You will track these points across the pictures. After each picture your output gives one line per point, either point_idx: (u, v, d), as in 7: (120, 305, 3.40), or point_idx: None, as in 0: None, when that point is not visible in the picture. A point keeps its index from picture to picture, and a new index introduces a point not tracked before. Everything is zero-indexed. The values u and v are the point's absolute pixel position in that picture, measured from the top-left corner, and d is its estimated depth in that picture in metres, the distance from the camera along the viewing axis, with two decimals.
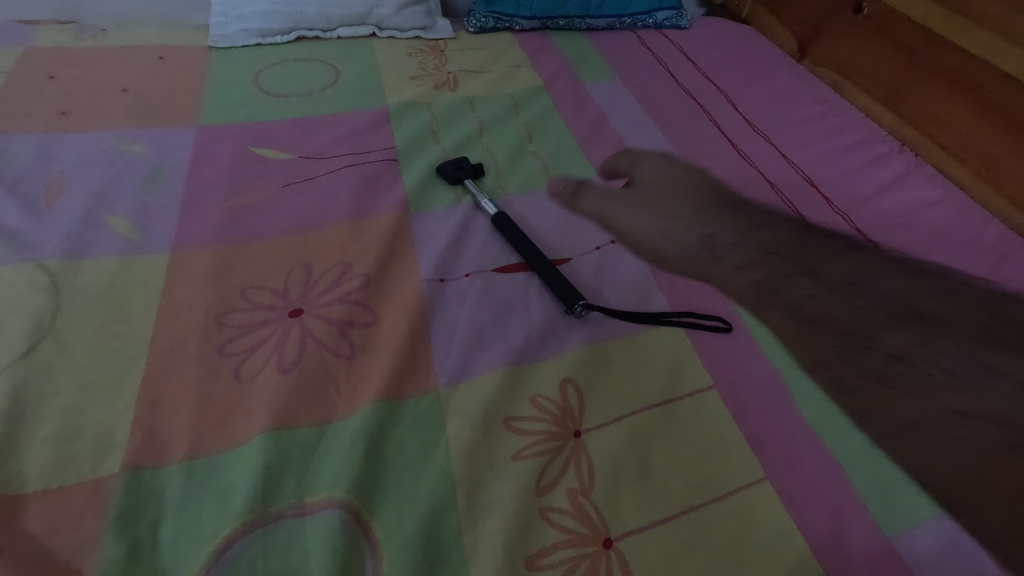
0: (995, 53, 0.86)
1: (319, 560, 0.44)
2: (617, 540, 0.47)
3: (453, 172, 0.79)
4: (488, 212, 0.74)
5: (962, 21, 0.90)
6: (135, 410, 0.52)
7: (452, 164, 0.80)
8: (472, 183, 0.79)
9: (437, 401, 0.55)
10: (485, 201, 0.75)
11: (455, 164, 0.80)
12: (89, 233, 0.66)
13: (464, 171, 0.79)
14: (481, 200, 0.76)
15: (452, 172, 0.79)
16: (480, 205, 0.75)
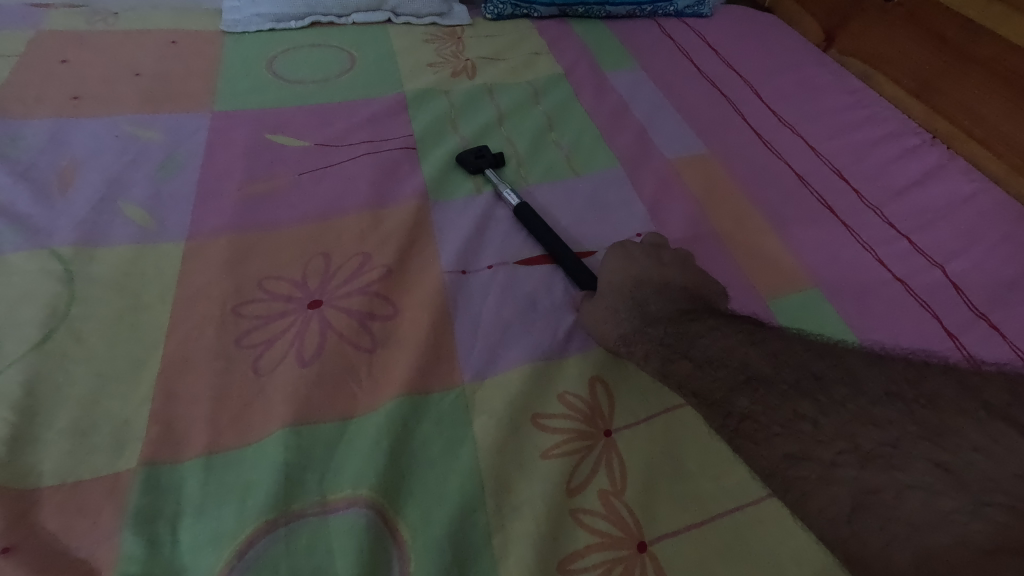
0: None
1: (344, 561, 0.42)
2: (651, 543, 0.45)
3: (474, 161, 0.76)
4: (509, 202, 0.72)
5: (1000, 8, 0.87)
6: (152, 402, 0.50)
7: (474, 151, 0.77)
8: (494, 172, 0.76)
9: (462, 397, 0.53)
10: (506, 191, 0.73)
11: (476, 151, 0.77)
12: (103, 221, 0.65)
13: (485, 159, 0.77)
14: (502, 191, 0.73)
15: (473, 159, 0.77)
16: (501, 195, 0.73)
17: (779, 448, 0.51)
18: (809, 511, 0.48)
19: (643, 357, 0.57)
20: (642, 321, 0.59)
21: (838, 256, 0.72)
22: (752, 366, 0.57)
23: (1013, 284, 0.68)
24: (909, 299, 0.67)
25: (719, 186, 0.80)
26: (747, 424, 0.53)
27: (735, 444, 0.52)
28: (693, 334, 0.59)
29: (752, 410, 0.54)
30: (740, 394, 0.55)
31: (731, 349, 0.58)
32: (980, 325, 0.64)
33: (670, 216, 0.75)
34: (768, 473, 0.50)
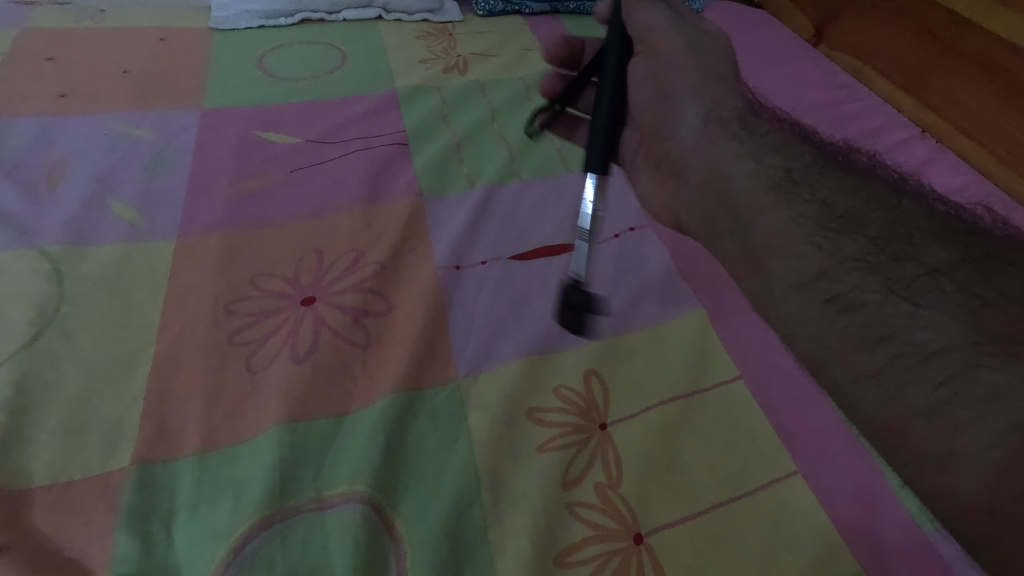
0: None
1: (341, 557, 0.42)
2: (647, 535, 0.46)
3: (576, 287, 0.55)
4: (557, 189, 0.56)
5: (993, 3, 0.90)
6: (144, 401, 0.50)
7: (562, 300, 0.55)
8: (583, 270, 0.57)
9: (457, 392, 0.53)
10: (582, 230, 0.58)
11: (575, 297, 0.54)
12: (93, 218, 0.64)
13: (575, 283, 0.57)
14: (583, 232, 0.57)
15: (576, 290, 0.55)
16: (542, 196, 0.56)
17: (974, 324, 0.39)
18: (975, 413, 0.36)
19: (755, 166, 0.52)
20: (802, 174, 0.51)
21: None
22: (973, 244, 0.44)
23: None
24: None
25: None
26: (928, 290, 0.41)
27: (890, 305, 0.41)
28: (883, 202, 0.48)
29: (951, 277, 0.42)
30: (934, 254, 0.44)
31: (946, 228, 0.46)
32: None
33: None
34: (921, 350, 0.39)
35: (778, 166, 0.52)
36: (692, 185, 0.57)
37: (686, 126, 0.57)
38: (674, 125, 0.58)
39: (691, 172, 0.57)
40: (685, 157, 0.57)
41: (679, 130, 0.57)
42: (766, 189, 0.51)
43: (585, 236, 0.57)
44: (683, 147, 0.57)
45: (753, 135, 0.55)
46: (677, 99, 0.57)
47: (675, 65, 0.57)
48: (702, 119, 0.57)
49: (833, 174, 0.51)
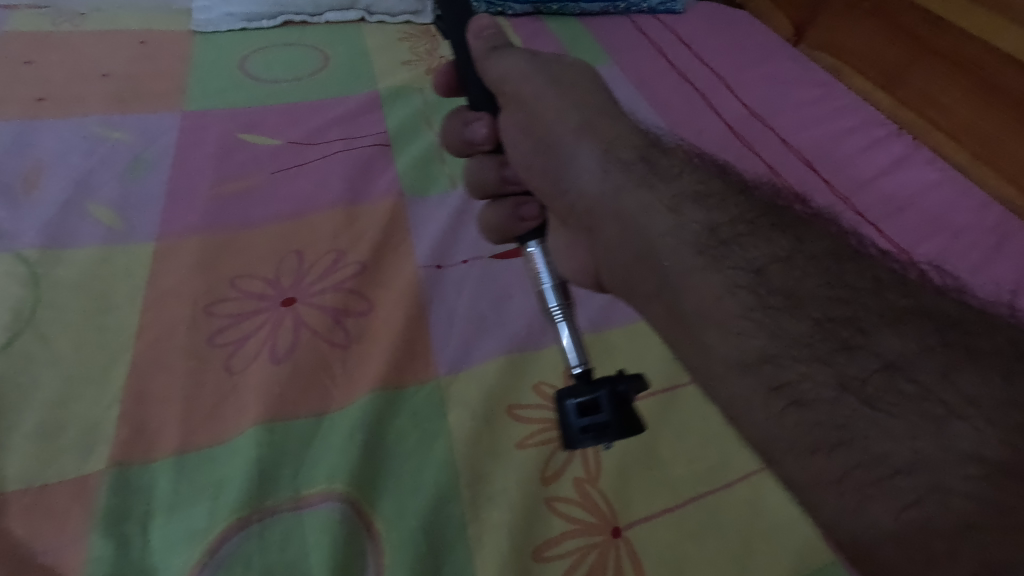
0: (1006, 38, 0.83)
1: (318, 556, 0.42)
2: (626, 528, 0.46)
3: (584, 388, 0.38)
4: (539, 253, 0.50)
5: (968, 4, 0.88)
6: (121, 403, 0.49)
7: (568, 418, 0.38)
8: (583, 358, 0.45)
9: (437, 390, 0.53)
10: (553, 311, 0.47)
11: (588, 415, 0.37)
12: (70, 223, 0.64)
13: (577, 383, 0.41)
14: (553, 313, 0.46)
15: (586, 395, 0.38)
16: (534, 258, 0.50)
17: (938, 432, 0.33)
18: (947, 547, 0.30)
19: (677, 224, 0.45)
20: (731, 234, 0.44)
21: None
22: (930, 319, 0.39)
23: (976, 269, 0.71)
24: None
25: None
26: (884, 387, 0.35)
27: (842, 403, 0.35)
28: (825, 267, 0.42)
29: (903, 368, 0.36)
30: (886, 339, 0.37)
31: (899, 299, 0.40)
32: None
33: None
34: (884, 462, 0.33)
35: (704, 224, 0.45)
36: (613, 242, 0.49)
37: (594, 176, 0.49)
38: (575, 176, 0.50)
39: (605, 226, 0.49)
40: (593, 209, 0.49)
41: (585, 181, 0.50)
42: (694, 255, 0.44)
43: (558, 314, 0.46)
44: (591, 198, 0.50)
45: (663, 179, 0.48)
46: (562, 145, 0.51)
47: (548, 112, 0.51)
48: (612, 167, 0.49)
49: (768, 233, 0.44)
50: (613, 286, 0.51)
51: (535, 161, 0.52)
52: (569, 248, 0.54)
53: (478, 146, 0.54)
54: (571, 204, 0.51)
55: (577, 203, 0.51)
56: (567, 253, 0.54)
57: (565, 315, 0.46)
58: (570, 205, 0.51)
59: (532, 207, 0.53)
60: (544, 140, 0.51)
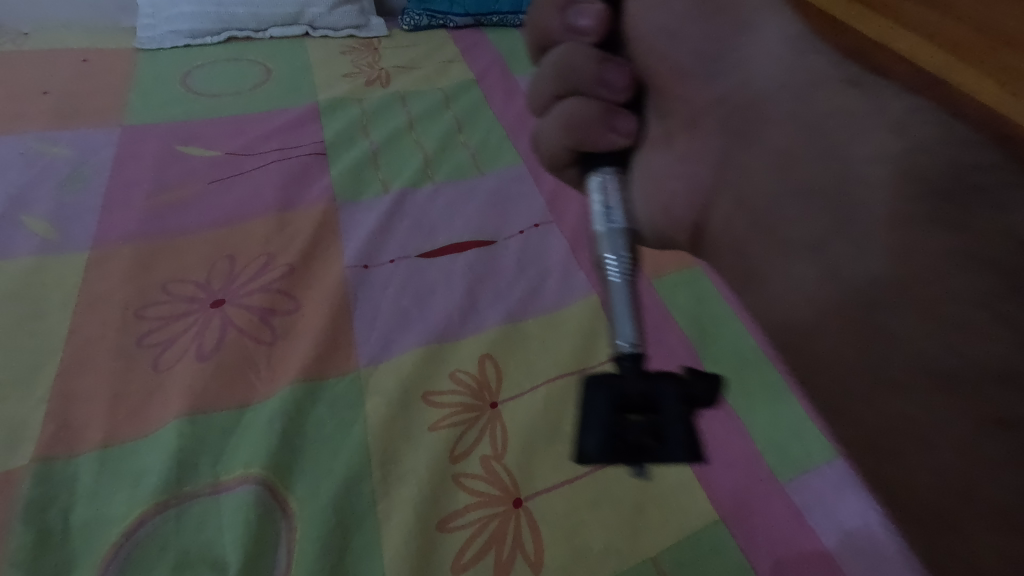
0: None
1: (231, 535, 0.45)
2: (527, 499, 0.50)
3: (638, 388, 0.35)
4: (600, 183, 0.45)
5: None
6: (48, 402, 0.52)
7: (604, 417, 0.34)
8: (632, 336, 0.38)
9: (356, 380, 0.56)
10: (608, 266, 0.40)
11: (630, 419, 0.34)
12: (5, 234, 0.66)
13: (624, 368, 0.36)
14: (610, 271, 0.40)
15: (637, 394, 0.35)
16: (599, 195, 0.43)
17: None
18: None
19: (875, 153, 0.38)
20: (987, 180, 0.33)
21: None
22: None
23: None
24: None
25: None
26: None
27: None
28: None
29: None
30: None
31: None
32: None
33: (566, 207, 0.77)
34: None
35: (883, 141, 0.38)
36: (755, 165, 0.46)
37: (775, 67, 0.46)
38: (746, 69, 0.47)
39: (772, 137, 0.45)
40: (757, 102, 0.46)
41: (757, 69, 0.47)
42: (859, 176, 0.38)
43: (615, 268, 0.40)
44: (760, 95, 0.46)
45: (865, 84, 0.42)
46: (739, 15, 0.48)
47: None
48: (804, 58, 0.45)
49: None
50: (720, 229, 0.48)
51: (685, 28, 0.48)
52: (668, 169, 0.50)
53: (580, 35, 0.47)
54: (719, 97, 0.48)
55: (736, 95, 0.48)
56: (670, 170, 0.50)
57: (621, 274, 0.40)
58: (716, 101, 0.49)
59: (630, 123, 0.47)
60: (721, 7, 0.48)
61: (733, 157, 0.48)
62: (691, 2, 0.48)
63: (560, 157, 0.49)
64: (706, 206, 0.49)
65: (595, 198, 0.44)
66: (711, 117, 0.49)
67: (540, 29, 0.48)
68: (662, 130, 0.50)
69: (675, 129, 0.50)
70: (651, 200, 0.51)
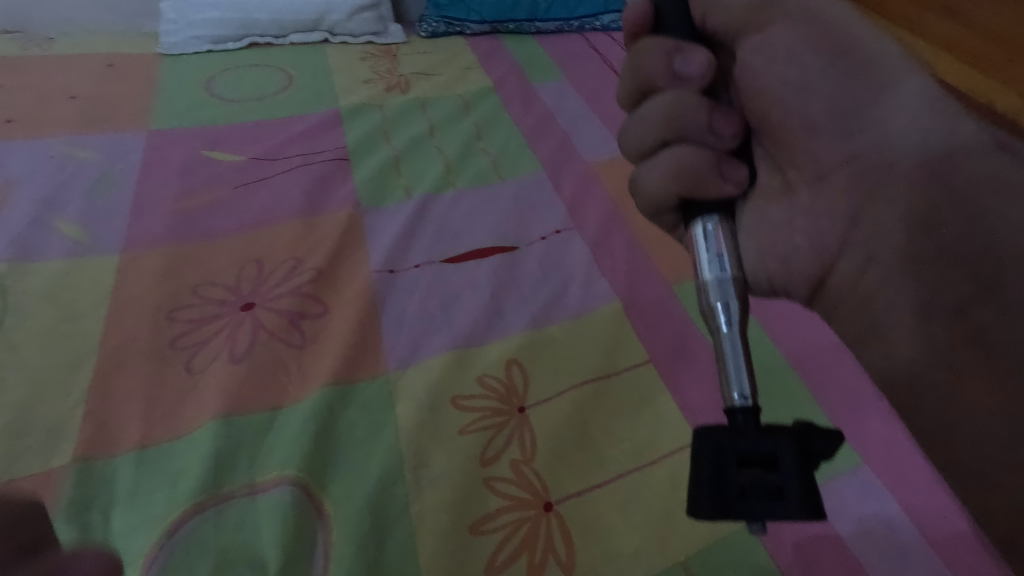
0: None
1: (269, 535, 0.45)
2: (557, 503, 0.50)
3: (760, 441, 0.35)
4: (707, 231, 0.44)
5: None
6: (85, 403, 0.53)
7: (712, 470, 0.35)
8: (747, 388, 0.39)
9: (386, 384, 0.57)
10: (718, 315, 0.41)
11: (751, 472, 0.34)
12: (38, 237, 0.67)
13: (738, 421, 0.37)
14: (720, 319, 0.41)
15: (757, 448, 0.35)
16: (699, 242, 0.44)
17: None
18: None
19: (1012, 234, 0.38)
20: None
21: None
22: None
23: None
24: None
25: None
26: None
27: None
28: None
29: None
30: None
31: None
32: None
33: (587, 214, 0.78)
34: None
35: (996, 191, 0.40)
36: (886, 223, 0.43)
37: (913, 127, 0.43)
38: (886, 125, 0.44)
39: (888, 191, 0.43)
40: (895, 163, 0.43)
41: (897, 128, 0.43)
42: (981, 228, 0.39)
43: (725, 317, 0.41)
44: (897, 152, 0.43)
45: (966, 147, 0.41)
46: (870, 66, 0.45)
47: (876, 42, 0.46)
48: (948, 121, 0.42)
49: None
50: (842, 285, 0.46)
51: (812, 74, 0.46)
52: (786, 222, 0.48)
53: (682, 82, 0.45)
54: (853, 154, 0.45)
55: (870, 154, 0.44)
56: (789, 224, 0.48)
57: (732, 323, 0.41)
58: (848, 158, 0.45)
59: (740, 171, 0.45)
60: (853, 60, 0.45)
61: (865, 215, 0.44)
62: (822, 54, 0.46)
63: (664, 205, 0.48)
64: (833, 262, 0.46)
65: (702, 248, 0.44)
66: (842, 173, 0.46)
67: (639, 73, 0.47)
68: (780, 182, 0.49)
69: (795, 181, 0.48)
70: (765, 252, 0.49)
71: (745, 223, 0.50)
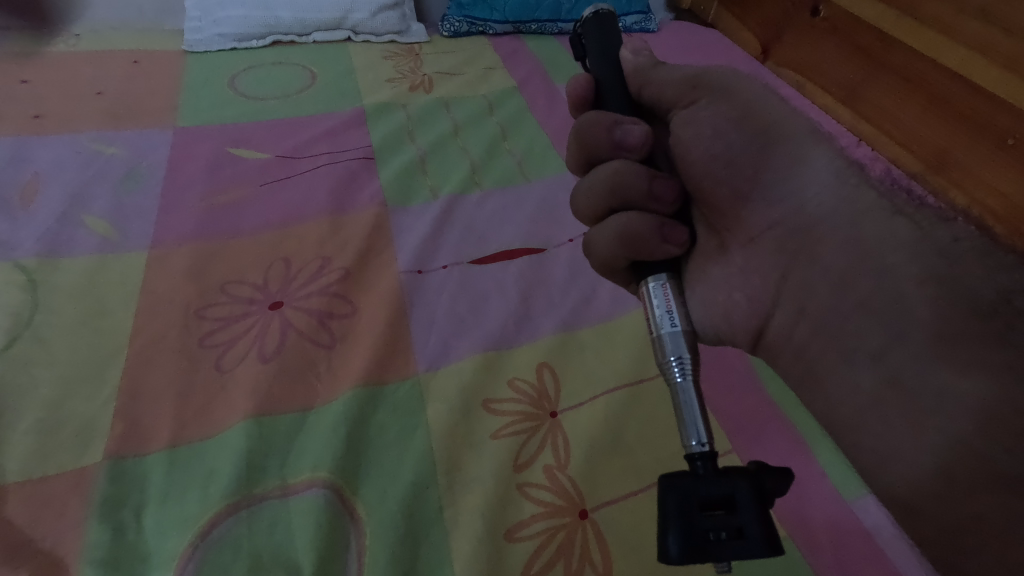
0: (970, 67, 0.86)
1: (303, 538, 0.45)
2: (592, 510, 0.49)
3: (715, 484, 0.35)
4: (653, 286, 0.46)
5: (933, 34, 0.91)
6: (116, 401, 0.52)
7: (680, 519, 0.34)
8: (705, 435, 0.38)
9: (416, 386, 0.56)
10: (672, 368, 0.41)
11: (712, 515, 0.34)
12: (66, 232, 0.67)
13: (698, 469, 0.37)
14: (674, 370, 0.41)
15: (713, 491, 0.35)
16: (649, 296, 0.46)
17: None
18: None
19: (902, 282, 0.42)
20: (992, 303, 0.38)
21: None
22: None
23: None
24: None
25: None
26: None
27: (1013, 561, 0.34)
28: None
29: None
30: None
31: None
32: None
33: None
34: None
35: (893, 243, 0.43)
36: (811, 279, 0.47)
37: (825, 194, 0.47)
38: (802, 199, 0.48)
39: (827, 259, 0.46)
40: (813, 227, 0.47)
41: (813, 198, 0.48)
42: (887, 281, 0.42)
43: (678, 369, 0.41)
44: (815, 219, 0.47)
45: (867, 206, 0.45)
46: (790, 142, 0.50)
47: (792, 119, 0.51)
48: (851, 186, 0.47)
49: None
50: (779, 335, 0.50)
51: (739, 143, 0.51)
52: (724, 278, 0.52)
53: (627, 152, 0.51)
54: (779, 219, 0.49)
55: (793, 220, 0.49)
56: (727, 281, 0.52)
57: (687, 374, 0.40)
58: (774, 223, 0.50)
59: (680, 231, 0.49)
60: (772, 137, 0.50)
61: (791, 272, 0.48)
62: (743, 131, 0.51)
63: (613, 264, 0.52)
64: (769, 313, 0.50)
65: (653, 301, 0.45)
66: (769, 237, 0.50)
67: (587, 144, 0.53)
68: (717, 241, 0.54)
69: (730, 242, 0.53)
70: (709, 307, 0.53)
71: (690, 280, 0.54)
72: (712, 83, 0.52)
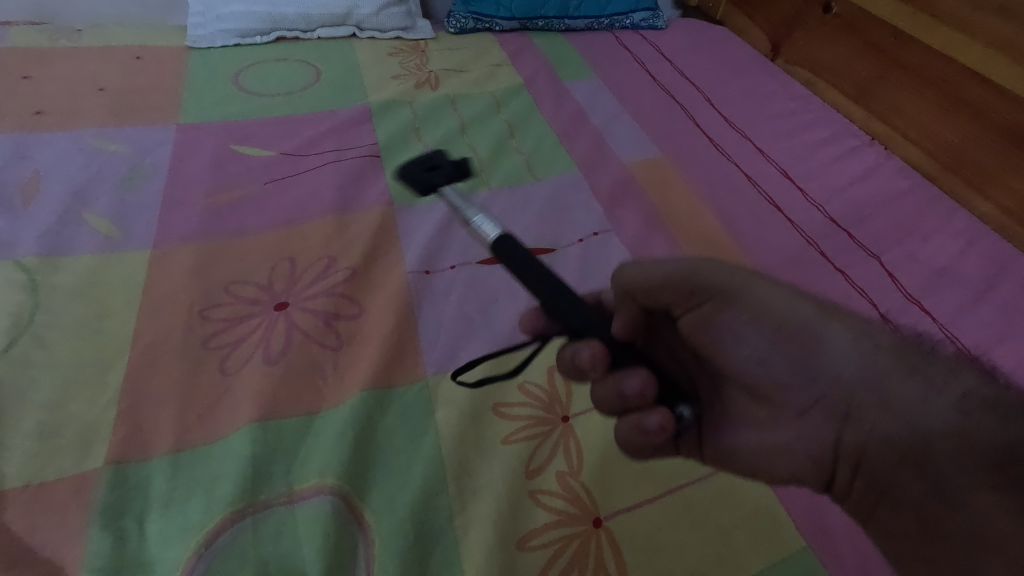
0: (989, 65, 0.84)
1: (310, 546, 0.44)
2: (606, 519, 0.48)
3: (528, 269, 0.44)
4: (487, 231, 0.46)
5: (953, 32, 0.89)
6: (118, 404, 0.51)
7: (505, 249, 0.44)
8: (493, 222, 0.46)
9: (425, 389, 0.55)
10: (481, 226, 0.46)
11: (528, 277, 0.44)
12: (67, 232, 0.65)
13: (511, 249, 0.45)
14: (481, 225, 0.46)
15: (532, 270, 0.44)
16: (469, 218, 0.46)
17: None
18: None
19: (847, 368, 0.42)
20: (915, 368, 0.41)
21: (784, 249, 0.75)
22: None
23: (944, 270, 0.73)
24: (851, 289, 0.70)
25: (670, 187, 0.83)
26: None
27: None
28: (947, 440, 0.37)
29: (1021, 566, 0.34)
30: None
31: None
32: (913, 309, 0.68)
33: (623, 218, 0.76)
34: None
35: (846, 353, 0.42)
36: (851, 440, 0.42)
37: (839, 361, 0.42)
38: (825, 371, 0.43)
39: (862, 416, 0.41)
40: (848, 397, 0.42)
41: (839, 374, 0.42)
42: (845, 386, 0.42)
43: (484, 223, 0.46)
44: (835, 381, 0.42)
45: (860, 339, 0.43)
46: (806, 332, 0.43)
47: (800, 299, 0.44)
48: (852, 342, 0.42)
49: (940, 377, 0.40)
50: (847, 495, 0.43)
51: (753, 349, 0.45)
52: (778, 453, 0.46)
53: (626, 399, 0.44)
54: (818, 399, 0.43)
55: (827, 398, 0.42)
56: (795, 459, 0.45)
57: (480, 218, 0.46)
58: (814, 403, 0.43)
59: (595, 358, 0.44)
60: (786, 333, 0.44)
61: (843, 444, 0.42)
62: (756, 331, 0.45)
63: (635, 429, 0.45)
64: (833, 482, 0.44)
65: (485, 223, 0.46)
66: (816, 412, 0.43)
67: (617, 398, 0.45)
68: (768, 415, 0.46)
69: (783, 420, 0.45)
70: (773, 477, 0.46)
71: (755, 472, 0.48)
72: (714, 282, 0.45)
